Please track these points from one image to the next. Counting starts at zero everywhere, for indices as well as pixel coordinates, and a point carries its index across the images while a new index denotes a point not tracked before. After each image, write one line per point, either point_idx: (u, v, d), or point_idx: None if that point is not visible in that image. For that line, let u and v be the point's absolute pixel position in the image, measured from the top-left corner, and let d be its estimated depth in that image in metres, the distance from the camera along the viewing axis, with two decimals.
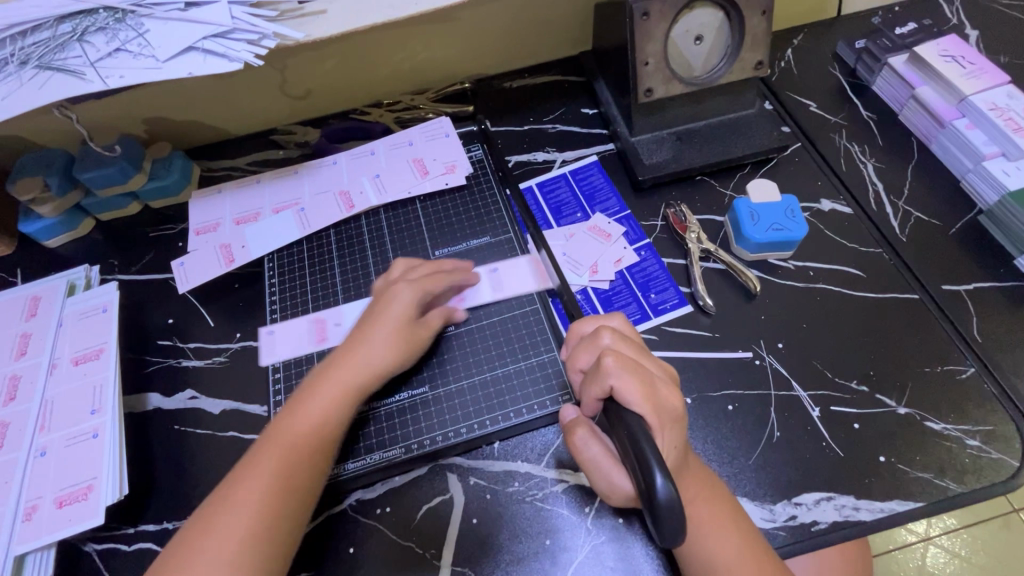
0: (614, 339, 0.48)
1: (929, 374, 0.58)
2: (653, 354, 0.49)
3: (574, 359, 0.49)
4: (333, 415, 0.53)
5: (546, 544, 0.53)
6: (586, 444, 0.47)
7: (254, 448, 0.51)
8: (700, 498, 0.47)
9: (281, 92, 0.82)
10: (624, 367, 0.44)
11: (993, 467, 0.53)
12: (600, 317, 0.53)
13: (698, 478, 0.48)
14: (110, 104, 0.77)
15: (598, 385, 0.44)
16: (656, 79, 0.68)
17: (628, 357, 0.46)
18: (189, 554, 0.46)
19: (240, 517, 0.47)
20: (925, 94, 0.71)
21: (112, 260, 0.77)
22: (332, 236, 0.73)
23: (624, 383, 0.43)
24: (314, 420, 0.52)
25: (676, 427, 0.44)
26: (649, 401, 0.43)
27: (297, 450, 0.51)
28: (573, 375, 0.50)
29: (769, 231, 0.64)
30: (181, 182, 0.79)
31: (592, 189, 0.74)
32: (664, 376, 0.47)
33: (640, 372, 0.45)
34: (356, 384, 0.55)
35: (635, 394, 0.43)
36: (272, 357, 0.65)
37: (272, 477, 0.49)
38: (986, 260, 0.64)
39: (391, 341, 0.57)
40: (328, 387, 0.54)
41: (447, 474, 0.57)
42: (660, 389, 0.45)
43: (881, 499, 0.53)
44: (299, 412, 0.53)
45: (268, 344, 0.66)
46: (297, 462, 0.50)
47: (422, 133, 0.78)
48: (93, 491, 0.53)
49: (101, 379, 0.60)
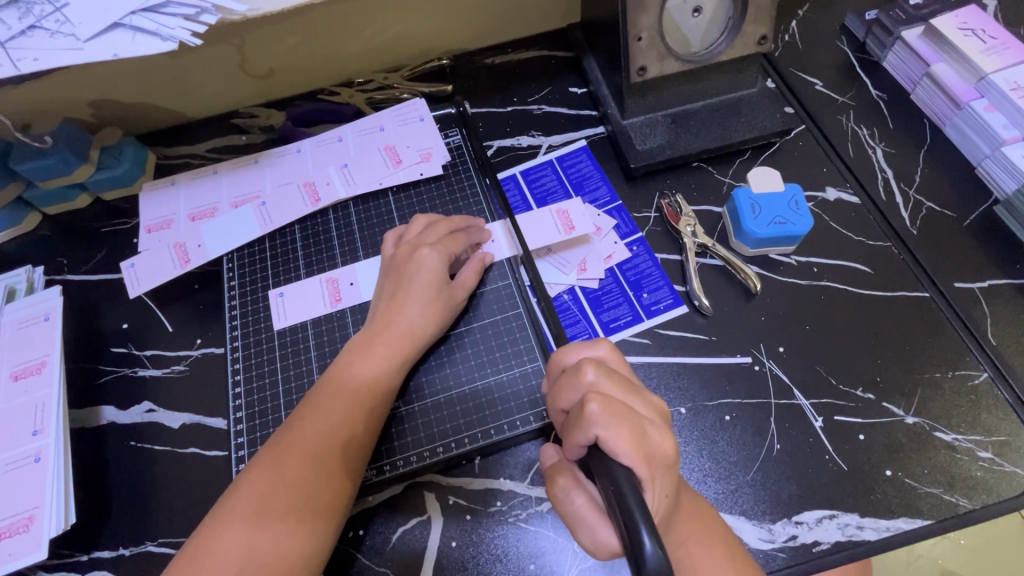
0: (599, 376, 0.43)
1: (940, 379, 0.54)
2: (643, 390, 0.45)
3: (556, 398, 0.44)
4: (374, 380, 0.52)
5: (530, 569, 0.50)
6: (569, 495, 0.43)
7: (293, 417, 0.51)
8: (691, 540, 0.43)
9: (241, 72, 0.74)
10: (611, 414, 0.40)
11: (1005, 481, 0.50)
12: (584, 346, 0.47)
13: (689, 516, 0.44)
14: (47, 86, 0.69)
15: (582, 435, 0.39)
16: (650, 56, 0.61)
17: (615, 401, 0.41)
18: (229, 523, 0.45)
19: (286, 477, 0.46)
20: (941, 71, 0.66)
21: (60, 259, 0.71)
22: (297, 232, 0.67)
23: (612, 434, 0.39)
24: (357, 385, 0.52)
25: (667, 474, 0.41)
26: (639, 451, 0.39)
27: (340, 414, 0.50)
28: (555, 413, 0.46)
29: (771, 225, 0.59)
30: (134, 171, 0.73)
31: (581, 177, 0.69)
32: (655, 418, 0.43)
33: (628, 418, 0.40)
34: (392, 354, 0.54)
35: (624, 445, 0.38)
36: (285, 320, 0.62)
37: (317, 439, 0.48)
38: (1002, 254, 0.60)
39: (428, 305, 0.56)
40: (364, 357, 0.53)
41: (424, 494, 0.54)
42: (651, 435, 0.41)
43: (888, 517, 0.49)
44: (332, 388, 0.52)
45: (279, 307, 0.62)
46: (341, 425, 0.49)
47: (395, 116, 0.71)
48: (36, 522, 0.49)
49: (45, 397, 0.55)
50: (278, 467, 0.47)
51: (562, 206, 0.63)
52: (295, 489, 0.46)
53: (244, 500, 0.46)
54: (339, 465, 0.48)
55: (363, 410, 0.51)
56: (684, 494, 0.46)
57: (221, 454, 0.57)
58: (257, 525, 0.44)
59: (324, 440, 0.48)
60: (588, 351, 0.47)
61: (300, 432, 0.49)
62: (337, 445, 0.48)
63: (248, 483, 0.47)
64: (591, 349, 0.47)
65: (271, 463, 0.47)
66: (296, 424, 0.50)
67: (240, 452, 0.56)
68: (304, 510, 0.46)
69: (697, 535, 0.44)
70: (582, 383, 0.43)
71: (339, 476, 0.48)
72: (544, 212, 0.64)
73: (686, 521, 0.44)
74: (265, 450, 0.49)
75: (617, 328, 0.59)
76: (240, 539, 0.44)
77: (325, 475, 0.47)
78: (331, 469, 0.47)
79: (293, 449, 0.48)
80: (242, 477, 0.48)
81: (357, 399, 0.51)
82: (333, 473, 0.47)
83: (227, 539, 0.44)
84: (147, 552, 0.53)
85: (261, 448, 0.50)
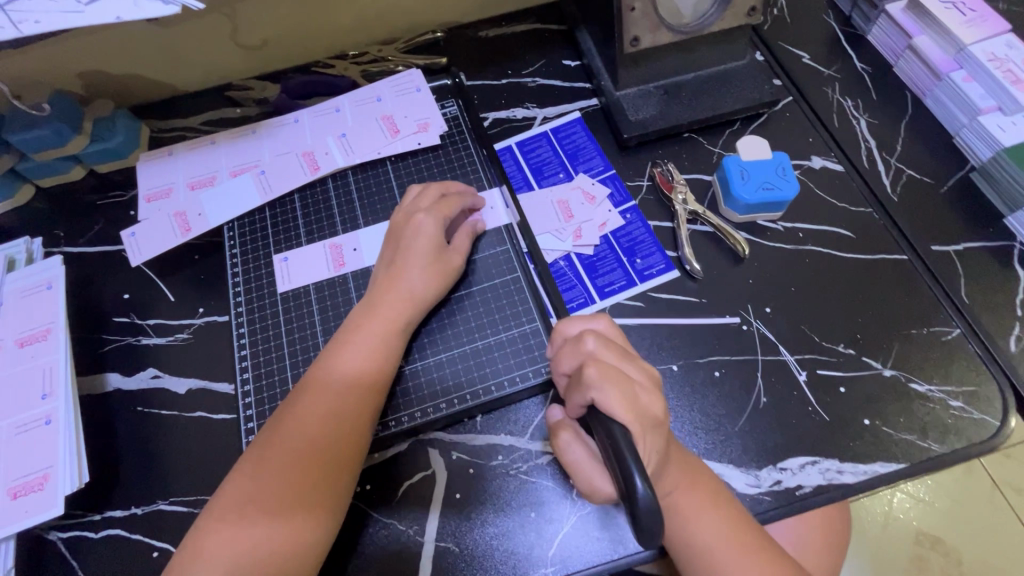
0: (598, 345, 0.49)
1: (916, 336, 0.57)
2: (640, 359, 0.50)
3: (558, 365, 0.50)
4: (364, 369, 0.53)
5: (531, 517, 0.52)
6: (570, 447, 0.49)
7: (289, 400, 0.52)
8: (676, 489, 0.48)
9: (233, 43, 0.74)
10: (607, 380, 0.45)
11: (975, 428, 0.53)
12: (585, 318, 0.52)
13: (678, 467, 0.48)
14: (37, 55, 0.68)
15: (581, 396, 0.46)
16: (643, 27, 0.62)
17: (612, 367, 0.47)
18: (224, 518, 0.47)
19: (275, 473, 0.48)
20: (922, 43, 0.68)
21: (57, 231, 0.71)
22: (297, 201, 0.68)
23: (608, 396, 0.44)
24: (347, 371, 0.52)
25: (658, 433, 0.45)
26: (632, 411, 0.44)
27: (329, 404, 0.50)
28: (557, 377, 0.51)
29: (759, 191, 0.61)
30: (129, 144, 0.73)
31: (576, 147, 0.70)
32: (647, 383, 0.47)
33: (621, 380, 0.46)
34: (384, 335, 0.54)
35: (618, 406, 0.44)
36: (290, 283, 0.63)
37: (305, 434, 0.49)
38: (975, 217, 0.63)
39: (417, 291, 0.57)
40: (359, 334, 0.54)
41: (429, 450, 0.56)
42: (642, 399, 0.45)
43: (866, 461, 0.53)
44: (320, 380, 0.52)
45: (284, 271, 0.64)
46: (331, 418, 0.50)
47: (391, 87, 0.72)
48: (50, 481, 0.51)
49: (52, 363, 0.56)
50: (272, 462, 0.48)
51: (562, 197, 0.66)
52: (286, 485, 0.47)
53: (237, 500, 0.47)
54: (333, 458, 0.49)
55: (355, 396, 0.51)
56: (674, 449, 0.49)
57: (229, 418, 0.59)
58: (250, 521, 0.46)
59: (314, 432, 0.49)
60: (588, 324, 0.52)
61: (289, 424, 0.50)
62: (331, 434, 0.49)
63: (240, 478, 0.48)
64: (594, 322, 0.52)
65: (262, 456, 0.49)
66: (286, 414, 0.51)
67: (247, 413, 0.58)
68: (301, 502, 0.47)
69: (682, 485, 0.48)
70: (582, 352, 0.48)
71: (333, 468, 0.49)
72: (546, 200, 0.66)
73: (675, 473, 0.48)
74: (258, 443, 0.50)
75: (612, 293, 0.61)
76: (236, 534, 0.46)
77: (320, 469, 0.48)
78: (325, 463, 0.48)
79: (282, 441, 0.49)
80: (236, 475, 0.49)
81: (351, 386, 0.52)
82: (325, 471, 0.48)
83: (223, 533, 0.46)
84: (159, 511, 0.55)
85: (258, 434, 0.52)
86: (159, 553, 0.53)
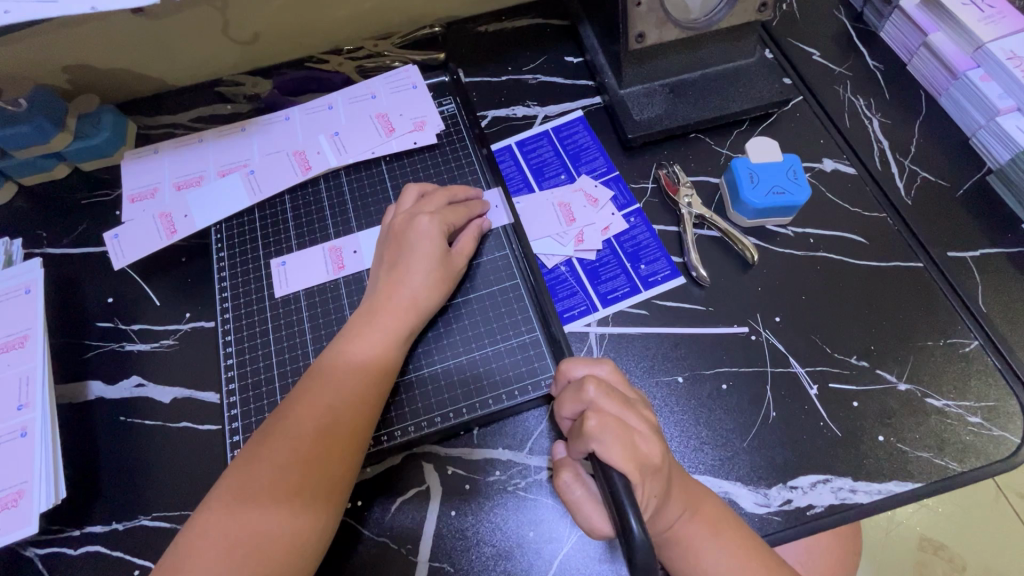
0: (599, 393, 0.46)
1: (932, 348, 0.55)
2: (640, 406, 0.48)
3: (560, 410, 0.48)
4: (362, 377, 0.50)
5: (529, 536, 0.50)
6: (569, 487, 0.47)
7: (280, 410, 0.49)
8: (680, 518, 0.45)
9: (224, 37, 0.71)
10: (607, 431, 0.43)
11: (994, 445, 0.51)
12: (590, 362, 0.50)
13: (682, 497, 0.46)
14: (17, 49, 0.65)
15: (582, 446, 0.43)
16: (649, 22, 0.60)
17: (612, 418, 0.44)
18: (204, 533, 0.44)
19: (262, 487, 0.45)
20: (939, 41, 0.65)
21: (40, 232, 0.68)
22: (287, 202, 0.65)
23: (607, 449, 0.42)
24: (343, 380, 0.50)
25: (657, 479, 0.43)
26: (633, 461, 0.42)
27: (324, 416, 0.48)
28: (560, 421, 0.49)
29: (769, 194, 0.59)
30: (115, 141, 0.70)
31: (578, 147, 0.67)
32: (646, 430, 0.45)
33: (623, 432, 0.43)
34: (382, 344, 0.52)
35: (618, 457, 0.42)
36: (285, 287, 0.61)
37: (296, 446, 0.46)
38: (993, 224, 0.61)
39: (417, 297, 0.54)
40: (356, 344, 0.52)
41: (423, 464, 0.53)
42: (641, 446, 0.43)
43: (879, 480, 0.50)
44: (315, 390, 0.49)
45: (281, 274, 0.61)
46: (326, 430, 0.47)
47: (386, 84, 0.69)
48: (25, 497, 0.49)
49: (29, 371, 0.54)
50: (257, 480, 0.45)
51: (564, 199, 0.64)
52: (274, 499, 0.45)
53: (217, 516, 0.44)
54: (327, 473, 0.46)
55: (350, 407, 0.49)
56: (676, 475, 0.47)
57: (215, 429, 0.56)
58: (232, 538, 0.44)
59: (306, 444, 0.46)
60: (593, 369, 0.49)
61: (278, 437, 0.47)
62: (324, 447, 0.47)
63: (220, 493, 0.46)
64: (597, 367, 0.50)
65: (248, 469, 0.46)
66: (274, 428, 0.48)
67: (234, 425, 0.55)
68: (287, 519, 0.44)
69: (686, 514, 0.45)
70: (583, 399, 0.46)
71: (324, 486, 0.46)
72: (547, 203, 0.64)
73: (678, 501, 0.45)
74: (244, 456, 0.47)
75: (615, 300, 0.59)
76: (216, 549, 0.43)
77: (311, 485, 0.46)
78: (315, 480, 0.46)
79: (270, 454, 0.46)
80: (221, 486, 0.46)
81: (346, 396, 0.49)
82: (315, 486, 0.46)
83: (201, 549, 0.43)
84: (142, 526, 0.53)
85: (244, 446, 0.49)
86: (140, 571, 0.51)
